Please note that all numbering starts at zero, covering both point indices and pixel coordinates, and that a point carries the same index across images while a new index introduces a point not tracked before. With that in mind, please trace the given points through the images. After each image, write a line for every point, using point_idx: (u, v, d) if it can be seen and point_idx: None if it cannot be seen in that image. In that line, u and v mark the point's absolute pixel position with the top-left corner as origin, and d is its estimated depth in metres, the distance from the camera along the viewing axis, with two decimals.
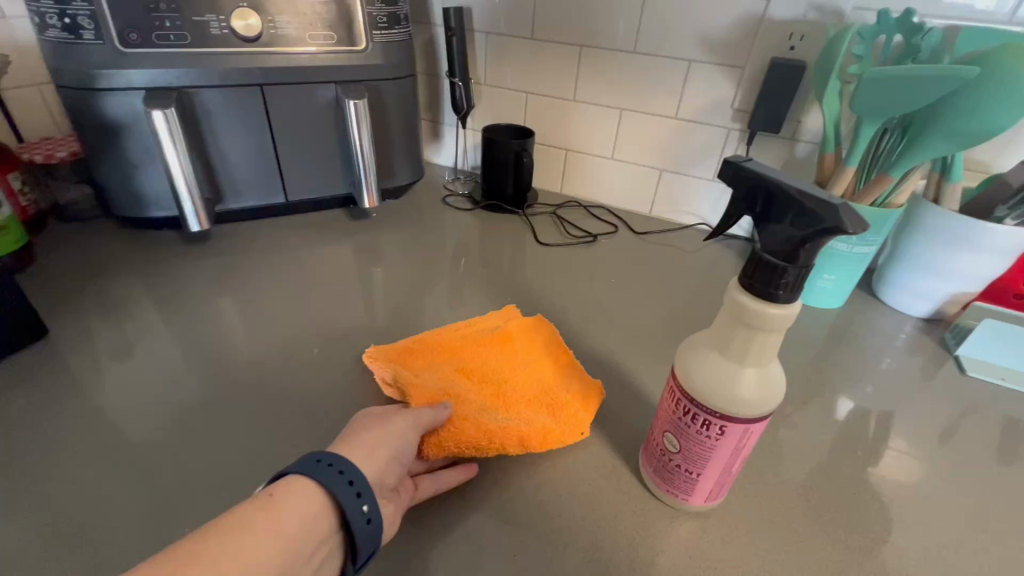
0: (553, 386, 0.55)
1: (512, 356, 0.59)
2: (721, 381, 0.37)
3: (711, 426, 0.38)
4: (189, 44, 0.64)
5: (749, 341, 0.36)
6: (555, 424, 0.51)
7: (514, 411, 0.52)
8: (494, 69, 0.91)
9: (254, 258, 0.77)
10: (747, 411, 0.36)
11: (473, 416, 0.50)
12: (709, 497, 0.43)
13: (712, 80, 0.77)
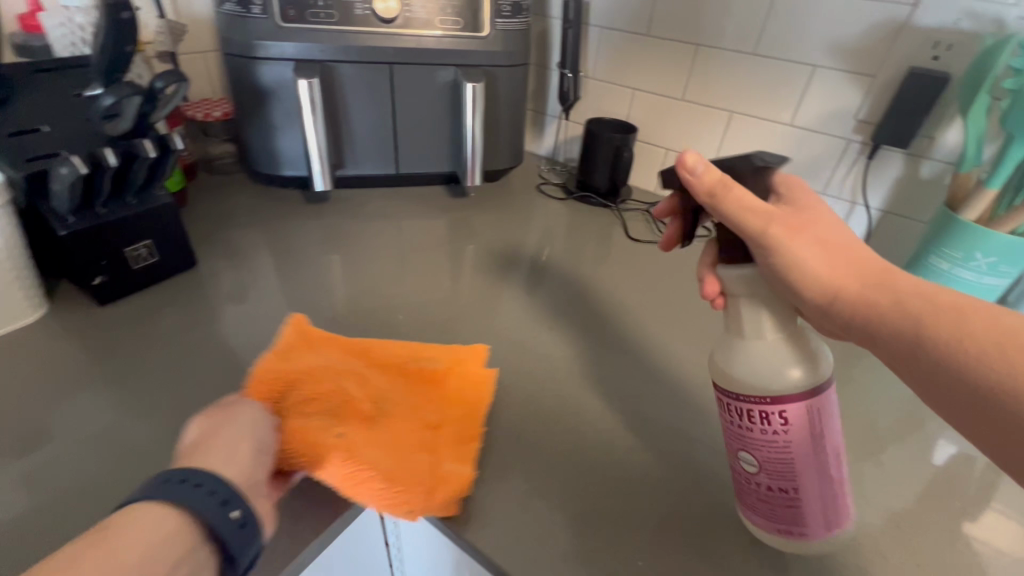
0: (404, 434, 0.47)
1: (413, 395, 0.51)
2: (758, 364, 0.38)
3: (774, 420, 0.37)
4: (336, 22, 0.71)
5: (762, 317, 0.39)
6: (378, 471, 0.43)
7: (352, 436, 0.45)
8: (604, 63, 0.92)
9: (361, 223, 0.84)
10: (802, 388, 0.37)
11: (306, 423, 0.46)
12: (827, 524, 0.39)
13: (836, 88, 0.73)
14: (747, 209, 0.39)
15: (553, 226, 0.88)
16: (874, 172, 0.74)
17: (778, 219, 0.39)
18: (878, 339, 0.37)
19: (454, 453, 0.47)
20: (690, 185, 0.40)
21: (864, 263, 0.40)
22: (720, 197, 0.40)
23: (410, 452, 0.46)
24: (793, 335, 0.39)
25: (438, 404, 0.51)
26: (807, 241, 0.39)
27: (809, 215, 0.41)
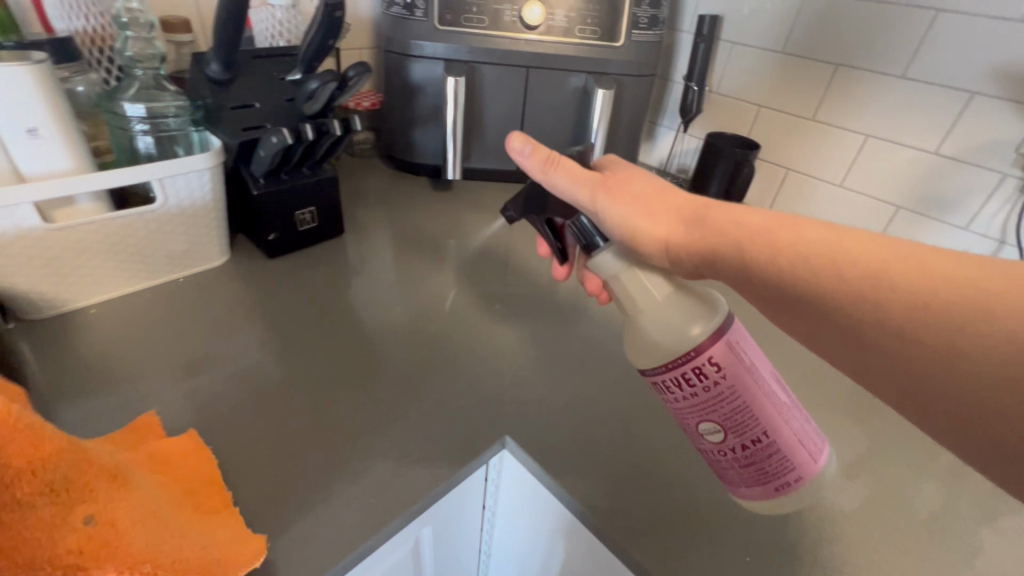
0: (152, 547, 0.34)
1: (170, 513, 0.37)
2: (677, 327, 0.37)
3: (695, 378, 0.36)
4: (485, 27, 0.78)
5: (635, 278, 0.40)
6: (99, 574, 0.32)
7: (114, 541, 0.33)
8: (731, 79, 0.92)
9: (477, 213, 0.90)
10: (702, 332, 0.36)
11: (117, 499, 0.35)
12: (813, 459, 0.37)
13: (994, 118, 0.69)
14: (583, 183, 0.42)
15: None
16: None
17: (601, 182, 0.43)
18: (787, 287, 0.35)
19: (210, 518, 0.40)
20: (524, 165, 0.43)
21: (669, 201, 0.42)
22: (552, 171, 0.43)
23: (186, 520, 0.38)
24: (680, 287, 0.39)
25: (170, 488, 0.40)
26: (630, 198, 0.42)
27: (615, 173, 0.44)
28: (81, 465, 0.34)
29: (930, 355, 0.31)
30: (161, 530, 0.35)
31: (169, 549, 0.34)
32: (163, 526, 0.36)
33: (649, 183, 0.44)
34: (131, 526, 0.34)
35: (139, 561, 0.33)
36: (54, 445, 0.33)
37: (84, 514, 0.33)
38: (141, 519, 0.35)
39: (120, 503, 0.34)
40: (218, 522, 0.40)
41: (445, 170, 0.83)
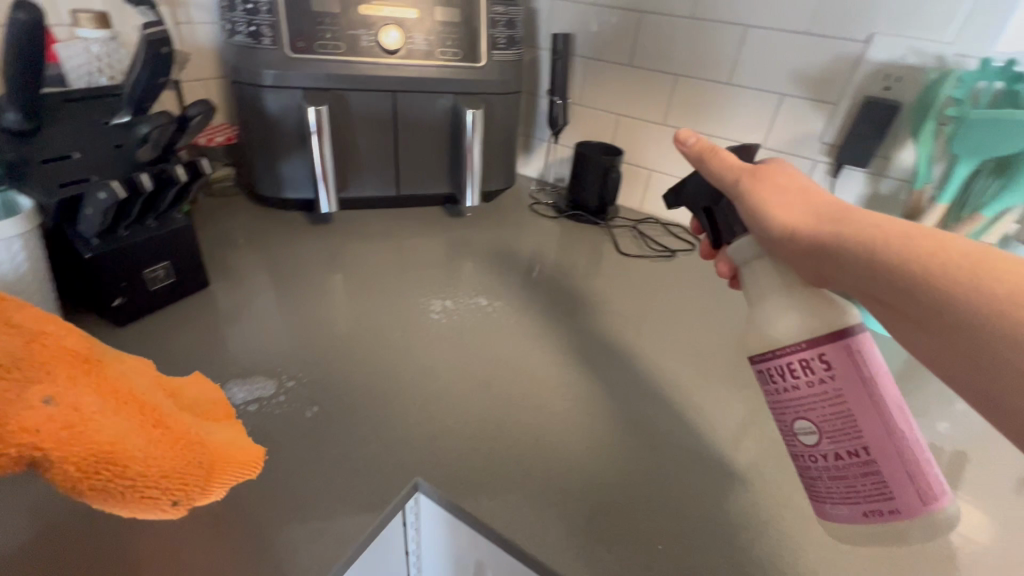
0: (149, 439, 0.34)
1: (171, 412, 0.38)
2: (776, 320, 0.38)
3: (801, 370, 0.36)
4: (342, 53, 0.75)
5: (761, 296, 0.40)
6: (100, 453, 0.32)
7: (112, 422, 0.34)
8: (590, 91, 0.98)
9: (362, 243, 0.86)
10: (817, 332, 0.36)
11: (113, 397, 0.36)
12: (925, 501, 0.34)
13: (801, 114, 0.81)
14: (728, 167, 0.43)
15: (549, 243, 0.92)
16: (839, 190, 0.82)
17: (749, 169, 0.43)
18: (874, 267, 0.35)
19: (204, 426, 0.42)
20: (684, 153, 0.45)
21: (816, 195, 0.41)
22: (710, 161, 0.44)
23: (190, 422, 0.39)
24: (806, 300, 0.38)
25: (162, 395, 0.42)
26: (771, 187, 0.41)
27: (765, 163, 0.44)
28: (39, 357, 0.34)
29: (987, 335, 0.30)
30: (139, 422, 0.35)
31: (140, 443, 0.34)
32: (139, 420, 0.35)
33: (812, 188, 0.42)
34: (100, 412, 0.33)
35: (111, 449, 0.32)
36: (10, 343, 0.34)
37: (43, 396, 0.32)
38: (110, 412, 0.34)
39: (87, 390, 0.34)
40: (207, 432, 0.40)
41: (319, 203, 0.79)
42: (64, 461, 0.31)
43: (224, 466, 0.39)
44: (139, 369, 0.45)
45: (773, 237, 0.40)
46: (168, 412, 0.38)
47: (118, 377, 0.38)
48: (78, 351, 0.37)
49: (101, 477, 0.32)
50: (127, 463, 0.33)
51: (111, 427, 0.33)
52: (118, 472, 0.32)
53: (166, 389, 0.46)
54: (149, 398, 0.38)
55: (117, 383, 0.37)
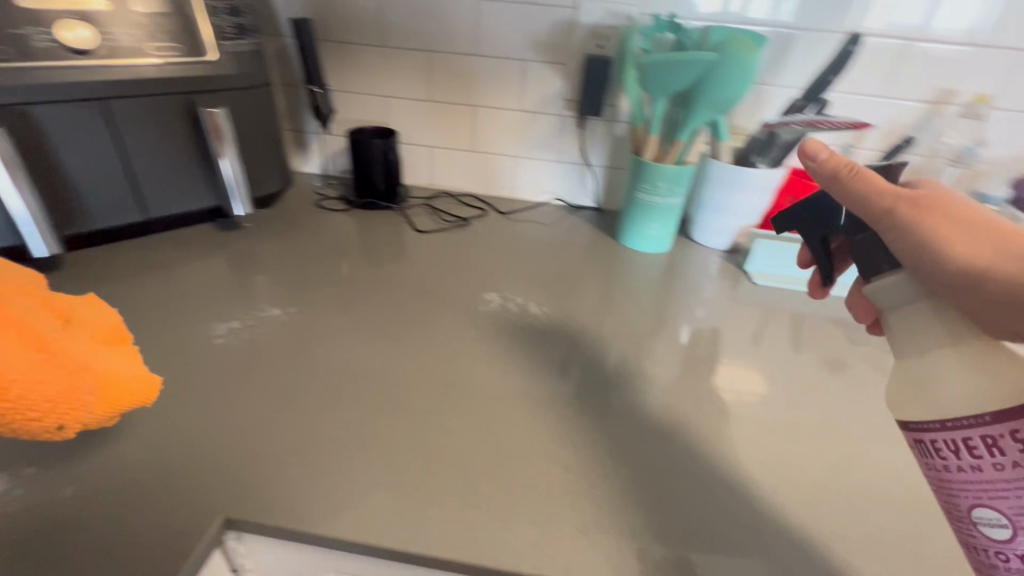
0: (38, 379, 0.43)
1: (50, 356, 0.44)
2: (938, 377, 0.37)
3: (982, 448, 0.34)
4: (11, 59, 0.61)
5: (927, 363, 0.38)
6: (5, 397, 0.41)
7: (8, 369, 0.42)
8: (350, 75, 0.96)
9: (113, 282, 0.73)
10: (1010, 405, 0.33)
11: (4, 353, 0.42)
12: None
13: (542, 76, 0.91)
14: (874, 192, 0.41)
15: (344, 237, 0.89)
16: (587, 138, 0.94)
17: (905, 195, 0.40)
18: (1002, 288, 0.37)
19: (126, 357, 0.52)
20: (812, 168, 0.43)
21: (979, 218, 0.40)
22: (837, 186, 0.43)
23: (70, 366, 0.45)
24: (988, 362, 0.35)
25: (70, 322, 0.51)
26: (940, 219, 0.39)
27: (922, 190, 0.42)
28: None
29: None
30: (21, 350, 0.43)
31: (23, 368, 0.42)
32: (35, 349, 0.44)
33: (969, 207, 0.41)
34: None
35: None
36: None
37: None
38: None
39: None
40: (94, 362, 0.48)
41: (33, 246, 0.64)
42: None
43: (111, 395, 0.48)
44: (21, 287, 0.49)
45: (927, 278, 0.38)
46: (55, 338, 0.46)
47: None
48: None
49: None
50: (8, 388, 0.41)
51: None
52: (0, 395, 0.41)
53: (60, 313, 0.52)
54: (36, 326, 0.45)
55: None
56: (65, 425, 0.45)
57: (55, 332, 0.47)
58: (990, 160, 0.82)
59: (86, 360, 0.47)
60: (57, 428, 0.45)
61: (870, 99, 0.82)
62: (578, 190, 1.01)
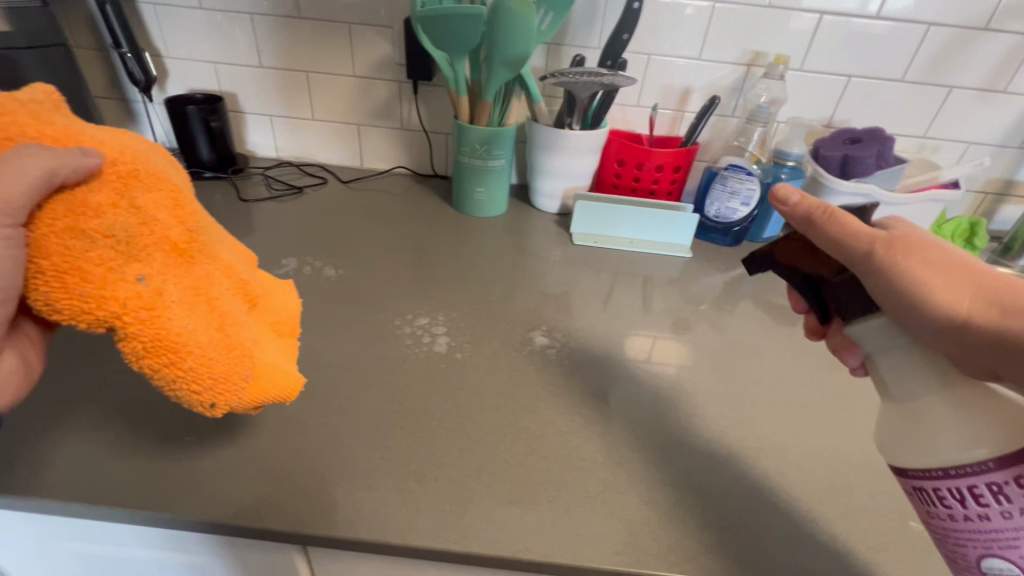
0: (196, 339, 0.36)
1: (216, 322, 0.37)
2: (935, 424, 0.35)
3: (988, 496, 0.32)
4: None
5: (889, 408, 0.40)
6: (183, 350, 0.35)
7: (165, 326, 0.35)
8: (174, 39, 0.91)
9: None
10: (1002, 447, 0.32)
11: (167, 303, 0.35)
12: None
13: (371, 39, 0.89)
14: (851, 234, 0.39)
15: None
16: (424, 104, 0.94)
17: (881, 236, 0.39)
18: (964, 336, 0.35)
19: (284, 354, 0.46)
20: (785, 214, 0.42)
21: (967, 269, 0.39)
22: (809, 231, 0.41)
23: (230, 340, 0.38)
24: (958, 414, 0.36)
25: (245, 299, 0.42)
26: (921, 262, 0.38)
27: (899, 231, 0.40)
28: (146, 236, 0.35)
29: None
30: (208, 321, 0.37)
31: (205, 339, 0.36)
32: (207, 317, 0.37)
33: (949, 251, 0.40)
34: (176, 306, 0.35)
35: (178, 342, 0.35)
36: (172, 227, 0.36)
37: (138, 274, 0.34)
38: (187, 306, 0.36)
39: (173, 280, 0.36)
40: (261, 348, 0.42)
41: None
42: (150, 356, 0.35)
43: (262, 387, 0.41)
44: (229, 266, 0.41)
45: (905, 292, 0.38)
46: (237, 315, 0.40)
47: (208, 274, 0.38)
48: (177, 239, 0.36)
49: (161, 361, 0.35)
50: (187, 354, 0.36)
51: (182, 323, 0.35)
52: (178, 361, 0.36)
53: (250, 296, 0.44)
54: (233, 303, 0.40)
55: (218, 289, 0.39)
56: (216, 404, 0.39)
57: (239, 307, 0.41)
58: (786, 120, 0.89)
59: (254, 343, 0.41)
60: (209, 405, 0.38)
61: (691, 63, 0.87)
62: (423, 157, 1.00)
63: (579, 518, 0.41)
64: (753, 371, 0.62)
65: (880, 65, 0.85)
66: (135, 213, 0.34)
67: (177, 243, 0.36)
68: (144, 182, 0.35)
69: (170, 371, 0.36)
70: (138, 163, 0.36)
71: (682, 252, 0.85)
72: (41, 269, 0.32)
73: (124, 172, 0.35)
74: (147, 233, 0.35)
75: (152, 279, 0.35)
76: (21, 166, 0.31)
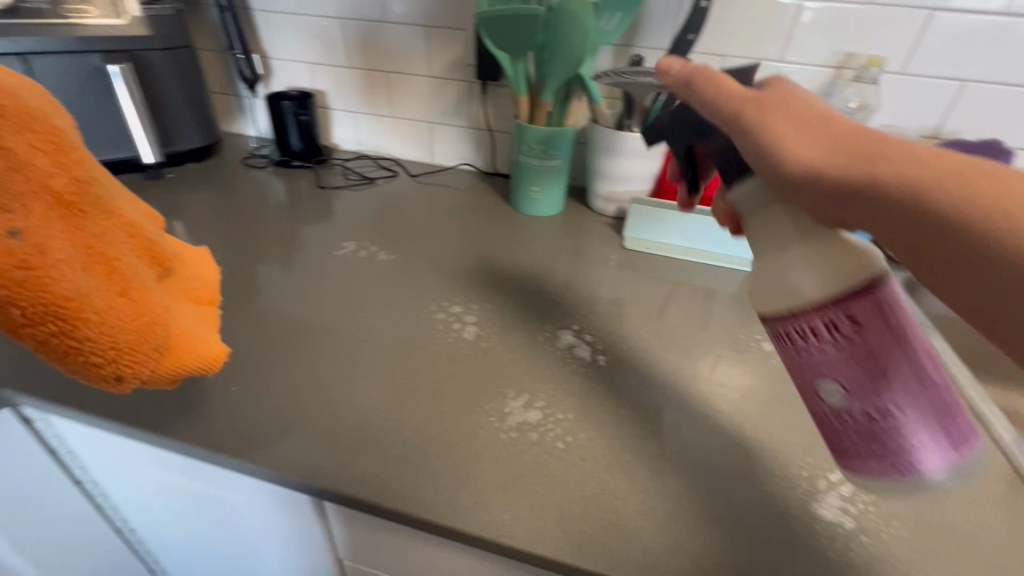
0: (94, 306, 0.33)
1: (105, 288, 0.34)
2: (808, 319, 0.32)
3: (823, 328, 0.31)
4: None
5: None
6: (85, 311, 0.33)
7: (68, 289, 0.32)
8: (279, 43, 1.03)
9: None
10: (839, 285, 0.30)
11: (56, 261, 0.32)
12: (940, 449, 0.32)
13: (446, 41, 0.93)
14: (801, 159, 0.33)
15: (259, 189, 0.98)
16: (491, 104, 0.97)
17: (764, 153, 0.35)
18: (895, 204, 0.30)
19: (188, 321, 0.43)
20: (667, 80, 0.41)
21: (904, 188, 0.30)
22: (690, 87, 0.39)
23: (127, 305, 0.35)
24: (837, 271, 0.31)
25: (145, 259, 0.40)
26: (784, 117, 0.35)
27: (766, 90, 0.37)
28: (22, 187, 0.31)
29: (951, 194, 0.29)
30: (105, 283, 0.34)
31: (101, 304, 0.34)
32: (103, 277, 0.34)
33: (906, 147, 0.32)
34: (69, 267, 0.32)
35: (69, 306, 0.32)
36: (54, 175, 0.32)
37: (12, 228, 0.30)
38: (80, 265, 0.33)
39: (64, 237, 0.33)
40: (172, 313, 0.40)
41: None
42: (48, 323, 0.32)
43: (178, 356, 0.39)
44: (125, 221, 0.38)
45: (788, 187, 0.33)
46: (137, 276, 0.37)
47: (104, 231, 0.35)
48: (63, 190, 0.33)
49: (52, 329, 0.32)
50: (80, 320, 0.33)
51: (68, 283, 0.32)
52: (70, 328, 0.33)
53: (157, 259, 0.42)
54: (134, 262, 0.37)
55: (109, 247, 0.35)
56: (123, 377, 0.37)
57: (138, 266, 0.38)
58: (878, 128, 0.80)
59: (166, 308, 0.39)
60: (113, 373, 0.36)
61: (772, 66, 0.81)
62: (488, 155, 1.03)
63: (568, 515, 0.41)
64: (800, 395, 0.57)
65: (1008, 68, 0.74)
66: (5, 160, 0.30)
67: (63, 197, 0.33)
68: (10, 117, 0.30)
69: (60, 339, 0.33)
70: (9, 99, 0.31)
71: (742, 264, 0.80)
72: None
73: (8, 106, 0.30)
74: (21, 181, 0.31)
75: (36, 234, 0.31)
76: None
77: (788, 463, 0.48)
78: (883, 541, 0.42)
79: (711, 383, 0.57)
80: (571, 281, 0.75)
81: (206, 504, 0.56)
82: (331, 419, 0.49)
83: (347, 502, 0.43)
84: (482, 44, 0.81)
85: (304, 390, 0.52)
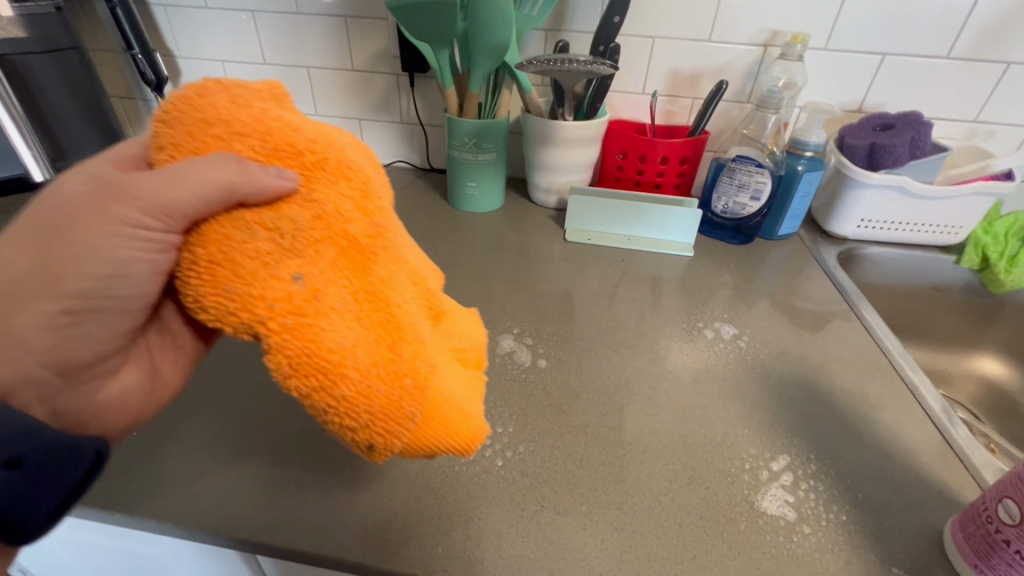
0: (359, 363, 0.25)
1: (374, 341, 0.26)
2: None
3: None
4: None
5: None
6: (348, 367, 0.25)
7: (328, 335, 0.25)
8: (184, 39, 0.94)
9: None
10: None
11: (325, 305, 0.25)
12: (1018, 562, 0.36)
13: (367, 32, 0.88)
14: None
15: None
16: (421, 97, 0.92)
17: None
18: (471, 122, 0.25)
19: (472, 394, 0.31)
20: None
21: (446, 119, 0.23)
22: None
23: (392, 362, 0.26)
24: None
25: (430, 311, 0.30)
26: None
27: None
28: (319, 229, 0.26)
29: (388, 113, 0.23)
30: (376, 333, 0.26)
31: (365, 360, 0.25)
32: (374, 329, 0.26)
33: None
34: (342, 312, 0.25)
35: (329, 359, 0.24)
36: (353, 218, 0.27)
37: (294, 271, 0.25)
38: (353, 313, 0.26)
39: (341, 283, 0.26)
40: (446, 375, 0.28)
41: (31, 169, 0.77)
42: (303, 381, 0.25)
43: (441, 433, 0.27)
44: (413, 270, 0.30)
45: None
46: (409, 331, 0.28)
47: (390, 275, 0.28)
48: (357, 233, 0.27)
49: (311, 384, 0.25)
50: (339, 377, 0.25)
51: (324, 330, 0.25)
52: (328, 387, 0.25)
53: (434, 311, 0.31)
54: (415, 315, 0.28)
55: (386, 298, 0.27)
56: (374, 448, 0.27)
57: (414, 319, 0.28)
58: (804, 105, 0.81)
59: (438, 367, 0.28)
60: (368, 447, 0.27)
61: (699, 46, 0.80)
62: (423, 151, 0.98)
63: (508, 538, 0.39)
64: (742, 381, 0.57)
65: (919, 41, 0.75)
66: (309, 206, 0.26)
67: (354, 237, 0.27)
68: (329, 166, 0.27)
69: (320, 399, 0.25)
70: (328, 149, 0.28)
71: (683, 249, 0.80)
72: (195, 259, 0.26)
73: (315, 151, 0.27)
74: (305, 223, 0.26)
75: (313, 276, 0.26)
76: (209, 161, 0.26)
77: (731, 455, 0.47)
78: (823, 530, 0.41)
79: (654, 378, 0.56)
80: (512, 281, 0.73)
81: (122, 560, 0.51)
82: (250, 457, 0.45)
83: (268, 551, 0.39)
84: (402, 32, 0.76)
85: (218, 428, 0.47)
